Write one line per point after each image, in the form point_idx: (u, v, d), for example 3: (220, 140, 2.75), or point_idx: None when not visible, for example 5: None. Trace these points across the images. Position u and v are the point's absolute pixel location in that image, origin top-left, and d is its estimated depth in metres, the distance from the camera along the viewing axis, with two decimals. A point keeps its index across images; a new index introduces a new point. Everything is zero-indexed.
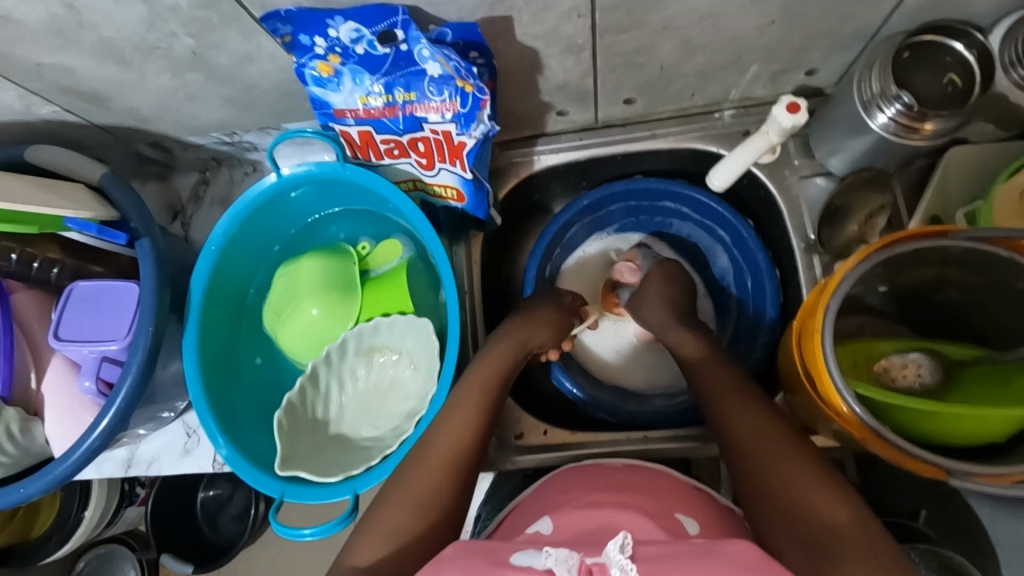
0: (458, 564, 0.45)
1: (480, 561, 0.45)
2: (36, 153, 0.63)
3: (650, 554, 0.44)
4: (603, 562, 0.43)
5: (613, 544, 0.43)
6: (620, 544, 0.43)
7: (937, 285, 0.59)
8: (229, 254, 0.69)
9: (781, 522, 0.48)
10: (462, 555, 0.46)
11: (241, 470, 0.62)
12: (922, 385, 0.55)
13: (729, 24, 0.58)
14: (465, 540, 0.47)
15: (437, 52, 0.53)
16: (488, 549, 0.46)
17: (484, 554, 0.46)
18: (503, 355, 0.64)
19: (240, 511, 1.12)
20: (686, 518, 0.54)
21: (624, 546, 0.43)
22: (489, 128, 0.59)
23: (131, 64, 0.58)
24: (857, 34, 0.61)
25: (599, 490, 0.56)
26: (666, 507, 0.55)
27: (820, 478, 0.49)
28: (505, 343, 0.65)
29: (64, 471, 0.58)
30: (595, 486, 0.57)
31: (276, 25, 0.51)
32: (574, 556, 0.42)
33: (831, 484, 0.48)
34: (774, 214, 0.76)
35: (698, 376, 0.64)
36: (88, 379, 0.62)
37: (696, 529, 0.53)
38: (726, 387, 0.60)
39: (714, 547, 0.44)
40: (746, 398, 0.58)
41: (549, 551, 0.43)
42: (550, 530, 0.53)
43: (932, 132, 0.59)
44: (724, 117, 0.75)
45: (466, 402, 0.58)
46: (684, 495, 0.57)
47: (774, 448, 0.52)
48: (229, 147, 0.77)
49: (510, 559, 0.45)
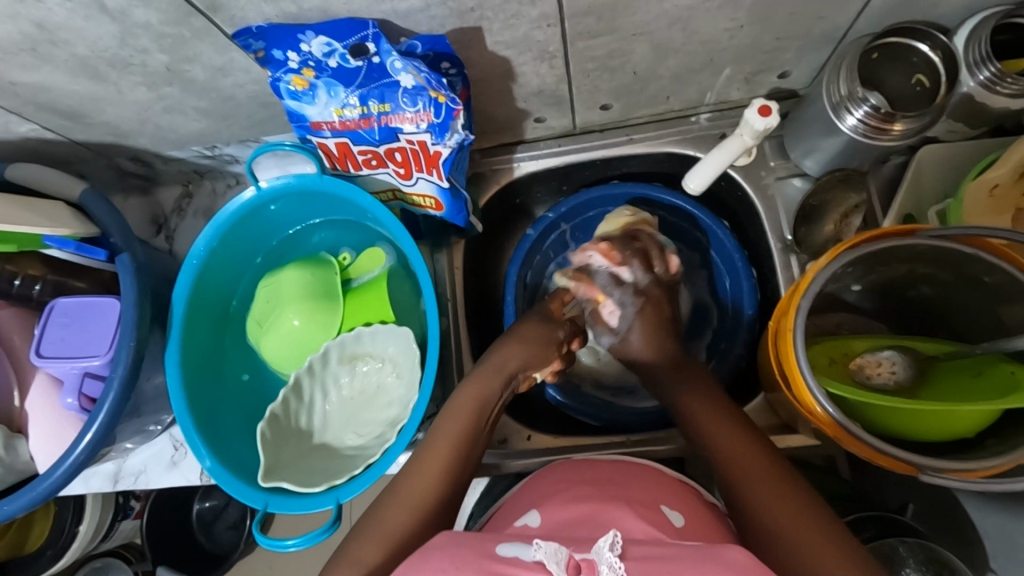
0: (445, 557, 0.45)
1: (466, 555, 0.45)
2: (14, 170, 0.64)
3: (642, 554, 0.45)
4: (592, 558, 0.43)
5: (604, 542, 0.44)
6: (611, 542, 0.43)
7: (909, 280, 0.59)
8: (210, 268, 0.69)
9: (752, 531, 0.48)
10: (448, 546, 0.46)
11: (224, 483, 0.62)
12: (896, 381, 0.56)
13: (698, 28, 0.59)
14: (454, 532, 0.48)
15: (408, 64, 0.53)
16: (475, 541, 0.47)
17: (472, 547, 0.46)
18: (492, 372, 0.61)
19: (236, 520, 1.14)
20: (671, 511, 0.55)
21: (615, 544, 0.44)
22: (464, 137, 0.60)
23: (107, 79, 0.58)
24: (825, 36, 0.62)
25: (586, 483, 0.58)
26: (651, 499, 0.56)
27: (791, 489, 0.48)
28: (497, 358, 0.62)
29: (48, 487, 0.58)
30: (582, 478, 0.59)
31: (249, 41, 0.53)
32: (563, 550, 0.43)
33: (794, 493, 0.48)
34: (751, 215, 0.77)
35: (672, 387, 0.60)
36: (71, 396, 0.62)
37: (682, 523, 0.54)
38: (696, 395, 0.58)
39: (713, 553, 0.44)
40: (722, 413, 0.56)
41: (538, 544, 0.44)
42: (537, 522, 0.54)
43: (901, 132, 0.60)
44: (700, 120, 0.76)
45: (456, 411, 0.59)
46: (671, 489, 0.58)
47: (747, 455, 0.51)
48: (210, 160, 0.77)
49: (494, 551, 0.45)
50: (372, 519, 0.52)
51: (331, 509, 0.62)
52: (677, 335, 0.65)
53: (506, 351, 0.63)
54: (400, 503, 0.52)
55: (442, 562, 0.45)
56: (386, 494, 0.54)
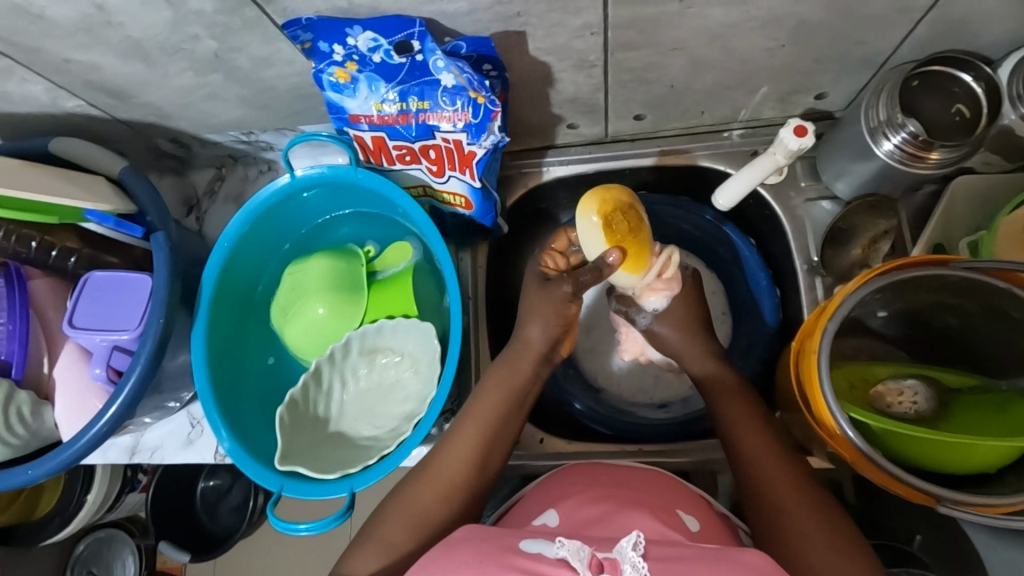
0: (470, 547, 0.46)
1: (487, 546, 0.46)
2: (58, 145, 0.65)
3: (662, 555, 0.44)
4: (616, 558, 0.43)
5: (627, 542, 0.43)
6: (634, 541, 0.43)
7: (936, 310, 0.59)
8: (239, 251, 0.71)
9: (772, 535, 0.50)
10: (473, 539, 0.47)
11: (242, 464, 0.63)
12: (918, 412, 0.56)
13: (741, 45, 0.59)
14: (478, 524, 0.49)
15: (451, 64, 0.54)
16: (496, 536, 0.48)
17: (492, 540, 0.47)
18: (535, 352, 0.61)
19: (239, 503, 1.15)
20: (687, 516, 0.55)
21: (637, 544, 0.43)
22: (499, 139, 0.60)
23: (155, 62, 0.60)
24: (865, 61, 0.62)
25: (602, 485, 0.58)
26: (668, 503, 0.56)
27: (814, 503, 0.50)
28: (536, 330, 0.61)
29: (71, 455, 0.60)
30: (598, 480, 0.59)
31: (297, 33, 0.53)
32: (585, 548, 0.43)
33: (812, 500, 0.51)
34: (779, 235, 0.76)
35: (714, 401, 0.62)
36: (99, 367, 0.64)
37: (697, 528, 0.54)
38: (733, 395, 0.61)
39: (728, 556, 0.44)
40: (752, 420, 0.58)
41: (562, 541, 0.43)
42: (555, 521, 0.55)
43: (937, 161, 0.59)
44: (733, 136, 0.76)
45: (473, 419, 0.59)
46: (686, 495, 0.59)
47: (768, 456, 0.55)
48: (245, 146, 0.79)
49: (518, 545, 0.46)
50: (399, 501, 0.56)
51: (343, 497, 0.63)
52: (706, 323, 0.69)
53: (537, 314, 0.60)
54: (429, 489, 0.56)
55: (466, 551, 0.46)
56: (393, 501, 0.56)
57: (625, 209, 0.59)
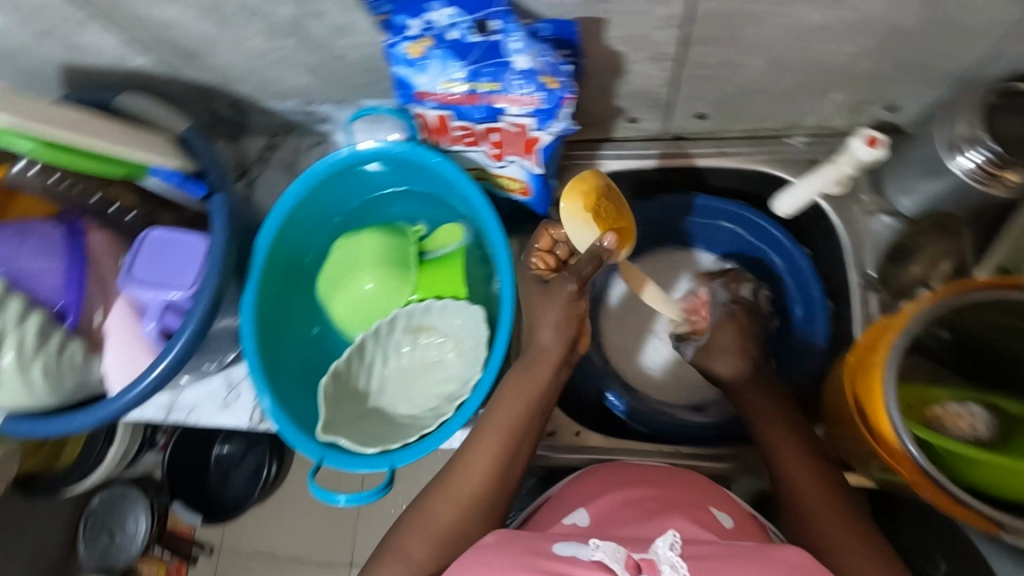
0: (495, 550, 0.46)
1: (517, 550, 0.46)
2: (126, 101, 0.66)
3: (695, 553, 0.44)
4: (650, 558, 0.43)
5: (662, 541, 0.44)
6: (671, 541, 0.44)
7: (999, 335, 0.57)
8: (293, 219, 0.71)
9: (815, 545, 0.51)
10: (500, 545, 0.47)
11: (285, 430, 0.63)
12: (977, 436, 0.54)
13: (822, 49, 0.58)
14: (505, 532, 0.49)
15: (530, 46, 0.54)
16: (525, 540, 0.47)
17: (521, 544, 0.47)
18: (552, 356, 0.59)
19: (252, 472, 1.15)
20: (719, 512, 0.55)
21: (673, 544, 0.44)
22: (566, 126, 0.60)
23: (231, 24, 0.60)
24: (947, 74, 0.60)
25: (634, 484, 0.57)
26: (699, 500, 0.56)
27: (852, 523, 0.51)
28: (551, 336, 0.59)
29: (117, 408, 0.61)
30: (631, 479, 0.59)
31: (376, 3, 0.53)
32: (621, 549, 0.43)
33: (852, 520, 0.51)
34: (834, 247, 0.75)
35: (756, 409, 0.61)
36: (152, 322, 0.64)
37: (730, 525, 0.55)
38: (783, 403, 0.61)
39: (766, 552, 0.44)
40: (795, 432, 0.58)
41: (597, 544, 0.44)
42: (586, 521, 0.55)
43: (1014, 182, 0.57)
44: (796, 143, 0.74)
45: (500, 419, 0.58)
46: (722, 493, 0.59)
47: (812, 469, 0.55)
48: (303, 116, 0.79)
49: (550, 549, 0.46)
50: (442, 491, 0.56)
51: (381, 472, 0.63)
52: (758, 339, 0.65)
53: (548, 319, 0.59)
54: (467, 477, 0.56)
55: (494, 556, 0.46)
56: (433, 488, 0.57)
57: (604, 192, 0.63)
